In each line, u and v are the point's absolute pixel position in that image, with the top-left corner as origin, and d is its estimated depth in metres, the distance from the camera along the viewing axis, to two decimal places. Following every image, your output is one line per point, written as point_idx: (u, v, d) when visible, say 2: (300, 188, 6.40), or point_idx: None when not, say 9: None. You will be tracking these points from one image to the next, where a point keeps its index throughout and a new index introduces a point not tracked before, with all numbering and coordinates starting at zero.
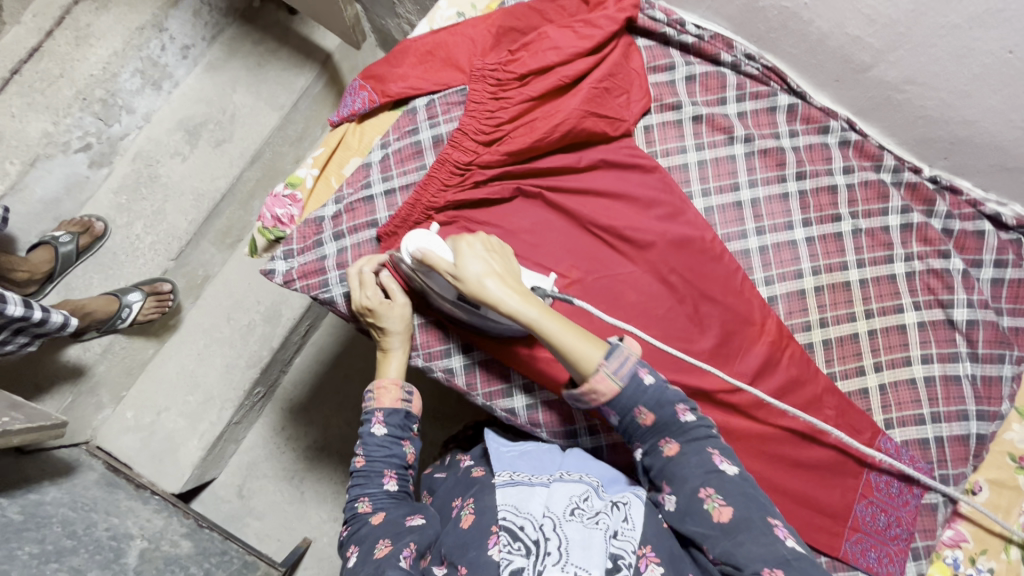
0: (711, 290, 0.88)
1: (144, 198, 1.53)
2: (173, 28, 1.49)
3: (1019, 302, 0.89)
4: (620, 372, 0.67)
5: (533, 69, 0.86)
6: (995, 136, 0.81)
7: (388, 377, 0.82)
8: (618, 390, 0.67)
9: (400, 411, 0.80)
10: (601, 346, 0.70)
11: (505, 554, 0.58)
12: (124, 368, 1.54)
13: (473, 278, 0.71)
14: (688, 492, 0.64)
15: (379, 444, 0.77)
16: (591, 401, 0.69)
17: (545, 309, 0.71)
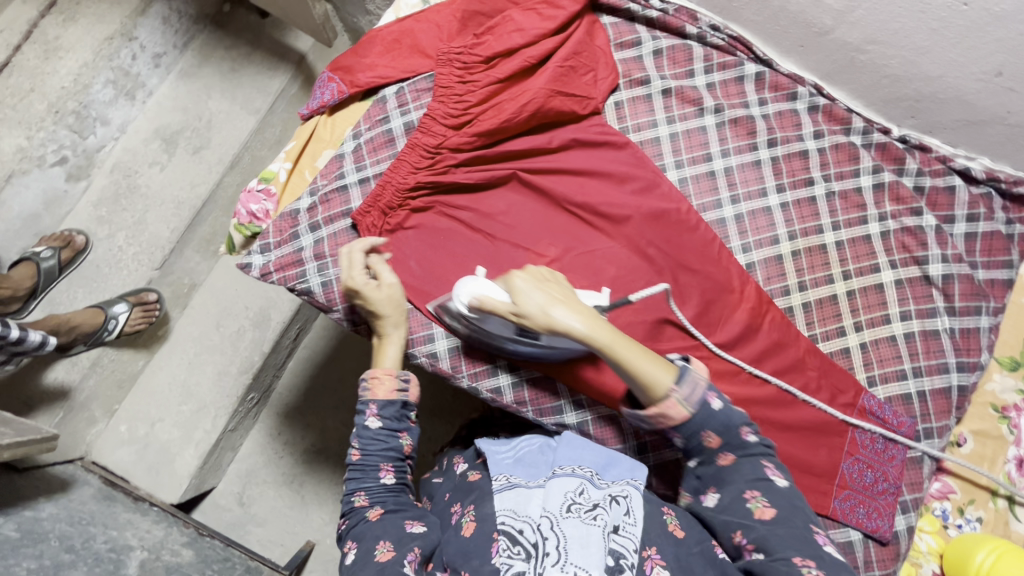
0: (689, 260, 0.89)
1: (124, 210, 1.52)
2: (142, 37, 1.48)
3: (992, 255, 0.90)
4: (689, 395, 0.68)
5: (497, 52, 0.87)
6: (958, 89, 0.82)
7: (383, 368, 0.78)
8: (688, 413, 0.68)
9: (395, 402, 0.76)
10: (668, 369, 0.70)
11: (505, 559, 0.61)
12: (113, 381, 1.53)
13: (539, 313, 0.69)
14: (735, 492, 0.66)
15: (373, 438, 0.75)
16: (655, 422, 0.70)
17: (613, 334, 0.70)
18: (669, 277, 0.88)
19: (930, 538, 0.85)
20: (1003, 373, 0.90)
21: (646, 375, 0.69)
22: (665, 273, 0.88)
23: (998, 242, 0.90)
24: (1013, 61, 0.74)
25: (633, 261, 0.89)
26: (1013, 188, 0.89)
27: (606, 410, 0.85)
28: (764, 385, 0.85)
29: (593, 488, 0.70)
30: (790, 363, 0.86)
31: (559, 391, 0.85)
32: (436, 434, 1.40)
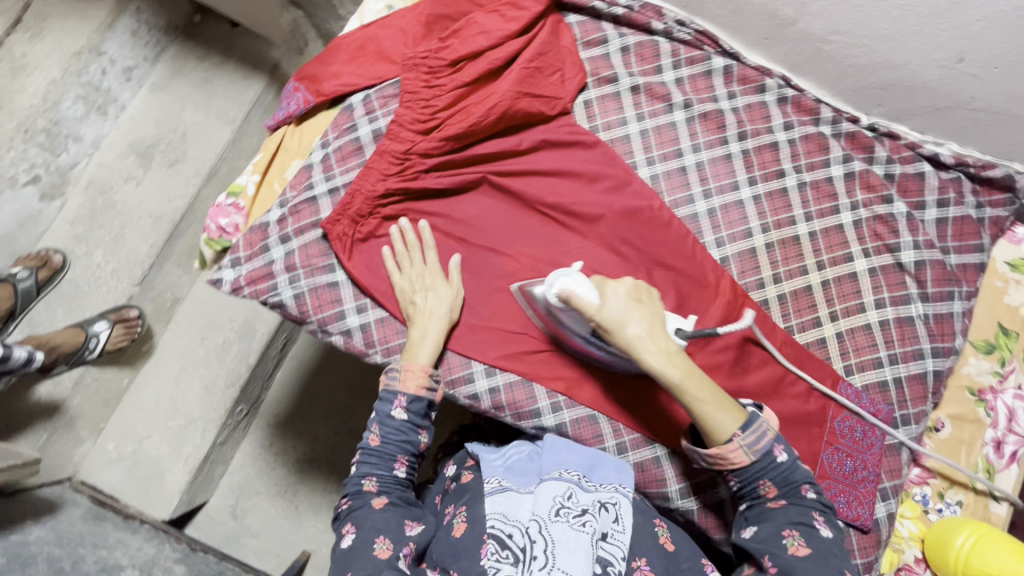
0: (663, 256, 0.89)
1: (102, 226, 1.51)
2: (111, 51, 1.47)
3: (963, 239, 0.91)
4: (753, 446, 0.67)
5: (462, 55, 0.86)
6: (921, 76, 0.82)
7: (417, 362, 0.78)
8: (747, 462, 0.67)
9: (422, 399, 0.77)
10: (738, 416, 0.68)
11: (493, 563, 0.61)
12: (99, 401, 1.50)
13: (621, 332, 0.69)
14: (776, 529, 0.66)
15: (397, 429, 0.76)
16: (711, 463, 0.69)
17: (690, 371, 0.68)
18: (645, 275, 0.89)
19: (911, 523, 0.86)
20: (979, 356, 0.91)
21: (709, 418, 0.67)
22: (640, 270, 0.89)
23: (969, 227, 0.91)
24: (973, 47, 0.74)
25: (608, 259, 0.89)
26: (982, 172, 0.90)
27: (585, 410, 0.84)
28: (743, 378, 0.85)
29: (582, 492, 0.70)
30: (767, 354, 0.86)
31: (537, 394, 0.83)
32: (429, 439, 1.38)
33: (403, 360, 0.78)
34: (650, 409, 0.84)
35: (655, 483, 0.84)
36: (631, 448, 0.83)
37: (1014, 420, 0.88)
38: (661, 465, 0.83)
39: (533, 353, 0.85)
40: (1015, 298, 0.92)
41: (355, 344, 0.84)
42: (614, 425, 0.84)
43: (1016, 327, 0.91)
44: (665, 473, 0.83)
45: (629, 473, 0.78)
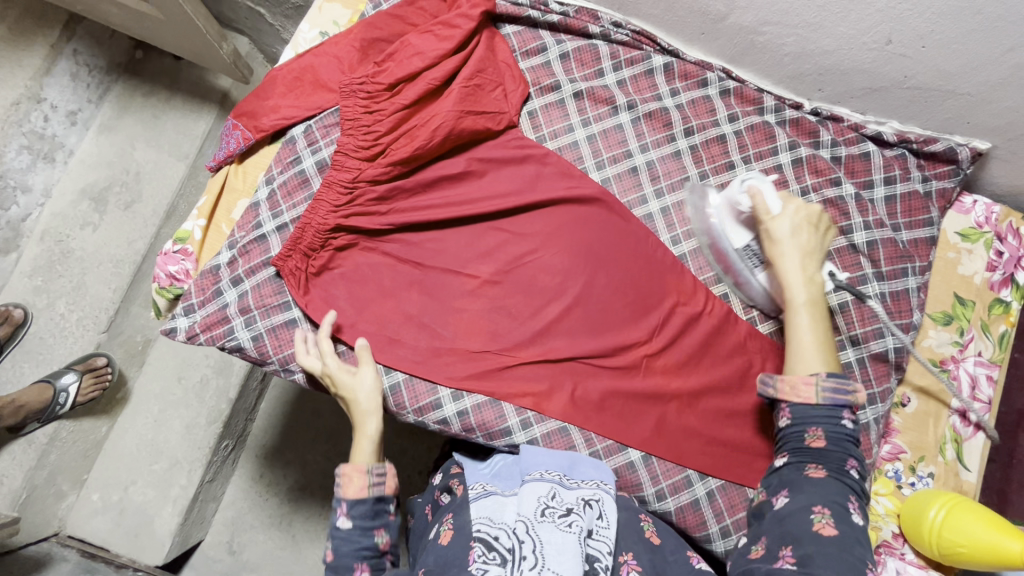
0: (623, 256, 0.88)
1: (61, 275, 1.47)
2: (51, 96, 1.42)
3: (913, 215, 0.92)
4: (829, 393, 0.63)
5: (400, 78, 0.85)
6: (855, 60, 0.83)
7: (355, 462, 0.71)
8: (812, 403, 0.63)
9: (367, 500, 0.69)
10: (830, 366, 0.65)
11: (481, 565, 0.59)
12: (76, 452, 1.44)
13: (780, 236, 0.72)
14: (806, 502, 0.60)
15: (347, 538, 0.68)
16: (777, 390, 0.65)
17: (814, 303, 0.69)
18: (607, 278, 0.88)
19: (887, 500, 0.87)
20: (938, 328, 0.92)
21: (797, 345, 0.67)
22: (603, 275, 0.88)
23: (917, 202, 0.92)
24: (899, 30, 0.75)
25: (568, 266, 0.88)
26: (924, 147, 0.91)
27: (555, 422, 0.84)
28: (709, 373, 0.87)
29: (565, 490, 0.71)
30: (732, 349, 0.87)
31: (506, 412, 0.83)
32: (420, 453, 1.37)
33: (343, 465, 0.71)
34: (618, 412, 0.85)
35: (632, 488, 0.84)
36: (605, 456, 0.84)
37: (976, 388, 0.90)
38: (636, 469, 0.84)
39: (499, 369, 0.84)
40: (968, 268, 0.94)
41: (319, 380, 0.83)
42: (586, 434, 0.84)
43: (971, 296, 0.93)
44: (640, 477, 0.83)
45: (608, 472, 0.78)
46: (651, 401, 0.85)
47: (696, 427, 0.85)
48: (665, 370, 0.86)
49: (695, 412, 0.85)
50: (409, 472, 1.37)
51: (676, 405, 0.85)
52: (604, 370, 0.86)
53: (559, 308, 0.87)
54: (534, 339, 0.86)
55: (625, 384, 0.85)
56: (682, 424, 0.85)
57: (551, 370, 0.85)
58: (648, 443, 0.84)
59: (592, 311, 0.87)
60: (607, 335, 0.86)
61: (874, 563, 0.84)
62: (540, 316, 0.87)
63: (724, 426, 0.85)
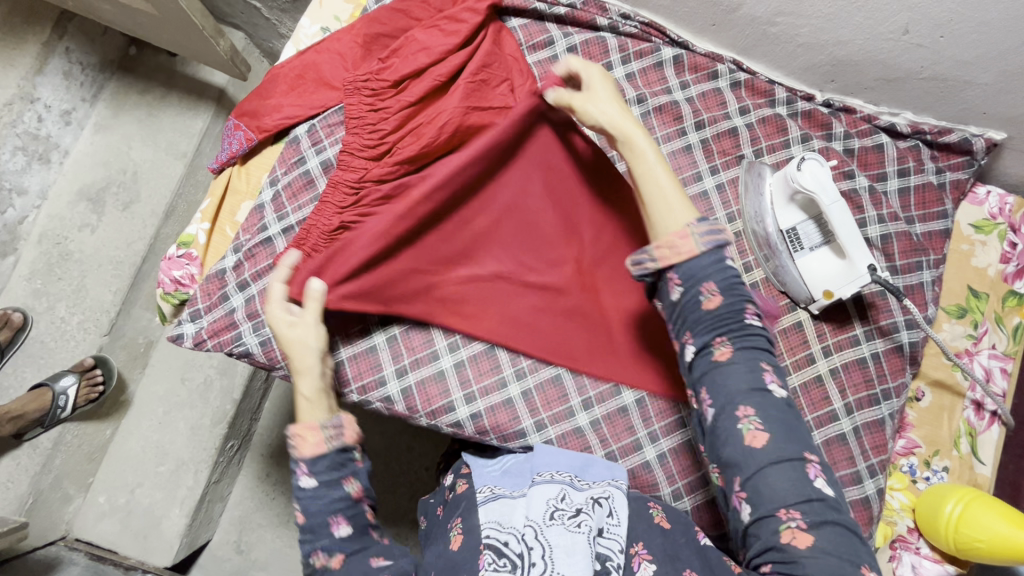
0: (553, 162, 0.82)
1: (60, 278, 1.45)
2: (44, 96, 1.39)
3: (927, 208, 0.91)
4: (705, 239, 0.60)
5: (405, 74, 0.83)
6: (870, 50, 0.81)
7: (305, 421, 0.65)
8: (695, 253, 0.60)
9: (326, 455, 0.63)
10: (694, 211, 0.62)
11: (492, 573, 0.59)
12: (82, 455, 1.44)
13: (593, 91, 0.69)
14: (730, 406, 0.58)
15: (314, 495, 0.63)
16: (656, 259, 0.61)
17: (653, 145, 0.65)
18: (544, 197, 0.83)
19: (901, 495, 0.87)
20: (951, 322, 0.92)
21: (657, 201, 0.63)
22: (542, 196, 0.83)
23: (931, 194, 0.90)
24: (916, 19, 0.73)
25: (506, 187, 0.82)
26: (938, 138, 0.90)
27: (569, 424, 0.83)
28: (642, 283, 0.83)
29: (575, 491, 0.70)
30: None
31: (520, 414, 0.82)
32: (426, 450, 1.37)
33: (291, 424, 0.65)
34: (549, 329, 0.83)
35: (648, 488, 0.83)
36: (621, 457, 0.83)
37: (990, 381, 0.90)
38: (653, 469, 0.83)
39: (428, 289, 0.82)
40: (982, 260, 0.93)
41: None
42: (601, 435, 0.83)
43: (985, 288, 0.92)
44: (657, 477, 0.83)
45: (621, 471, 0.78)
46: (584, 320, 0.84)
47: (632, 347, 0.83)
48: (597, 285, 0.85)
49: (630, 330, 0.83)
50: (415, 468, 1.37)
51: (609, 321, 0.84)
52: (534, 289, 0.84)
53: (487, 221, 0.83)
54: (469, 259, 0.83)
55: (556, 302, 0.84)
56: (615, 341, 0.84)
57: (485, 291, 0.83)
58: (584, 362, 0.83)
59: (527, 233, 0.84)
60: (539, 253, 0.84)
61: (889, 558, 0.85)
62: (471, 237, 0.83)
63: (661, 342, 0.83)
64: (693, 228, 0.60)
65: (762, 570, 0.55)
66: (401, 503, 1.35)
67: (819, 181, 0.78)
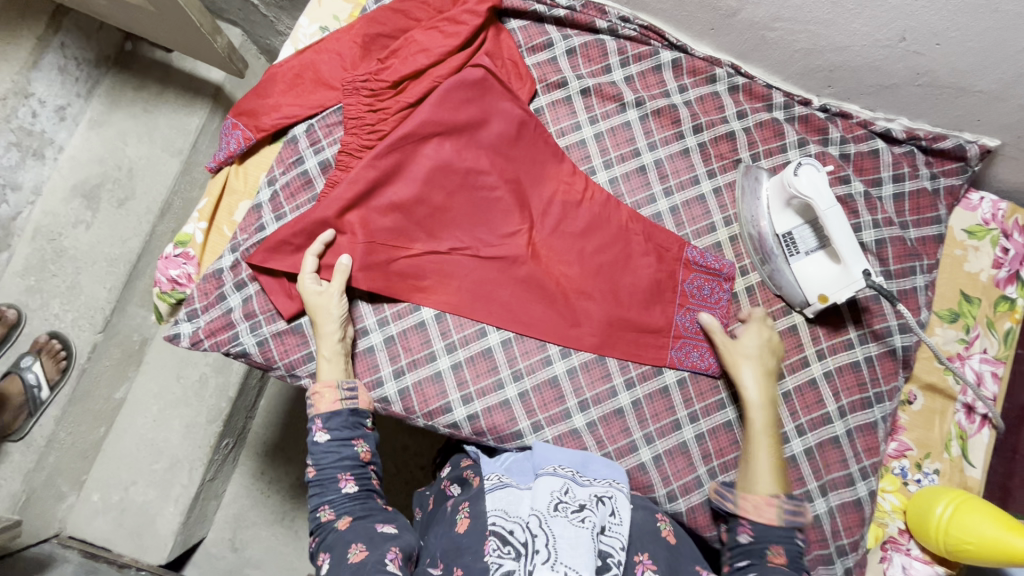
0: (504, 138, 0.85)
1: (54, 275, 1.44)
2: (39, 91, 1.38)
3: (921, 212, 0.91)
4: (787, 515, 0.68)
5: (404, 76, 0.83)
6: (867, 57, 0.82)
7: (325, 380, 0.77)
8: (774, 523, 0.68)
9: (340, 413, 0.75)
10: (781, 486, 0.72)
11: (496, 559, 0.60)
12: (76, 453, 1.43)
13: (739, 355, 0.81)
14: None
15: (327, 450, 0.74)
16: (737, 505, 0.71)
17: (769, 427, 0.76)
18: (492, 169, 0.85)
19: (893, 497, 0.88)
20: (944, 326, 0.92)
21: (756, 467, 0.73)
22: (490, 168, 0.85)
23: (925, 199, 0.91)
24: (914, 26, 0.74)
25: (457, 160, 0.84)
26: (933, 145, 0.91)
27: (566, 425, 0.83)
28: (590, 257, 0.86)
29: (578, 487, 0.70)
30: (616, 232, 0.87)
31: (517, 415, 0.83)
32: (422, 449, 1.37)
33: (312, 385, 0.77)
34: (504, 301, 0.84)
35: (643, 489, 0.84)
36: (617, 458, 0.84)
37: (981, 385, 0.91)
38: (648, 470, 0.84)
39: (385, 263, 0.82)
40: (975, 265, 0.94)
41: None
42: (597, 436, 0.84)
43: (977, 293, 0.93)
44: (652, 479, 0.84)
45: (620, 472, 0.78)
46: (542, 291, 0.85)
47: (588, 313, 0.85)
48: (548, 252, 0.86)
49: (585, 297, 0.85)
50: (411, 467, 1.37)
51: (563, 290, 0.86)
52: (490, 261, 0.84)
53: (443, 197, 0.84)
54: (424, 233, 0.83)
55: (510, 273, 0.85)
56: (574, 309, 0.85)
57: (443, 266, 0.83)
58: (545, 330, 0.84)
59: (479, 207, 0.85)
60: (491, 226, 0.85)
61: (879, 559, 0.86)
62: (428, 213, 0.83)
63: (613, 312, 0.85)
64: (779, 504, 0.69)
65: None
66: (396, 501, 1.36)
67: (813, 187, 0.78)
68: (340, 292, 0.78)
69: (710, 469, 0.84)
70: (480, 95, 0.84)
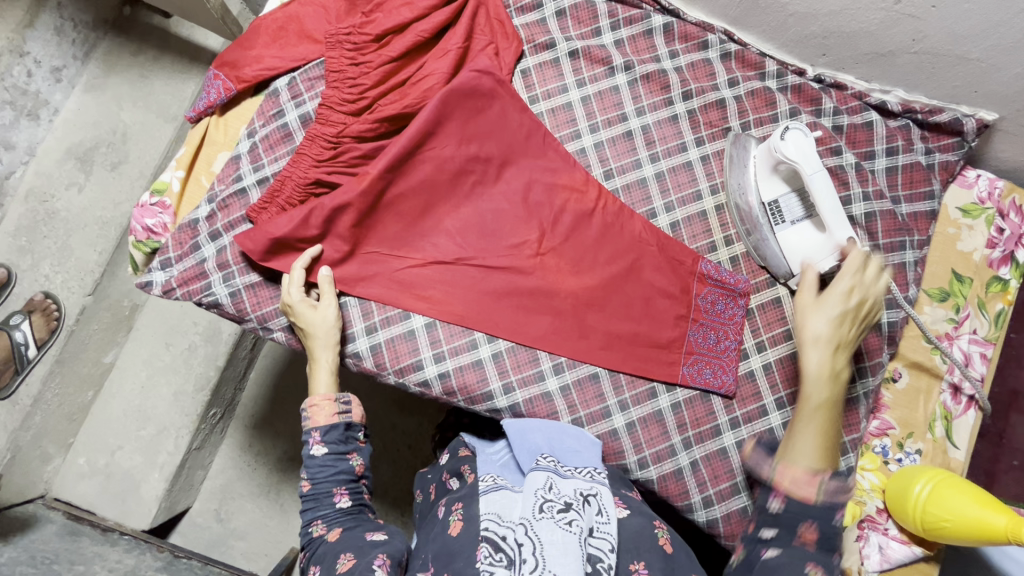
0: (511, 146, 0.85)
1: (46, 237, 1.44)
2: (35, 51, 1.37)
3: (913, 187, 0.89)
4: (829, 495, 0.59)
5: (388, 30, 0.82)
6: (862, 21, 0.79)
7: (320, 393, 0.76)
8: (810, 500, 0.59)
9: (338, 426, 0.75)
10: (830, 464, 0.62)
11: (487, 567, 0.56)
12: (62, 415, 1.43)
13: (825, 304, 0.67)
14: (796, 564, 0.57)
15: (322, 465, 0.74)
16: (776, 473, 0.61)
17: (834, 398, 0.65)
18: (501, 181, 0.85)
19: (873, 475, 0.86)
20: (933, 305, 0.90)
21: (806, 434, 0.63)
22: (497, 178, 0.85)
23: (918, 173, 0.89)
24: None
25: (467, 170, 0.84)
26: (930, 118, 0.88)
27: (538, 388, 0.82)
28: (600, 269, 0.84)
29: (562, 482, 0.66)
30: (629, 242, 0.85)
31: (488, 375, 0.82)
32: (407, 426, 1.36)
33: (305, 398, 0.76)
34: (512, 311, 0.83)
35: (615, 456, 0.83)
36: (588, 423, 0.82)
37: (969, 366, 0.89)
38: (620, 437, 0.83)
39: (393, 272, 0.82)
40: (968, 244, 0.92)
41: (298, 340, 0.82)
42: (569, 401, 0.82)
43: (969, 273, 0.91)
44: (623, 445, 0.83)
45: (598, 450, 0.77)
46: (552, 300, 0.83)
47: (597, 326, 0.83)
48: (557, 263, 0.84)
49: (594, 309, 0.84)
50: (398, 446, 1.36)
51: (575, 302, 0.83)
52: (498, 271, 0.83)
53: (448, 207, 0.84)
54: (430, 243, 0.83)
55: (518, 283, 0.83)
56: (583, 322, 0.83)
57: (450, 276, 0.83)
58: (553, 343, 0.82)
59: (487, 218, 0.84)
60: (499, 237, 0.84)
61: (856, 538, 0.84)
62: (433, 222, 0.84)
63: (624, 327, 0.83)
64: (822, 481, 0.60)
65: None
66: (380, 476, 1.35)
67: (803, 151, 0.76)
68: (332, 306, 0.79)
69: (684, 438, 0.83)
70: (489, 101, 0.83)
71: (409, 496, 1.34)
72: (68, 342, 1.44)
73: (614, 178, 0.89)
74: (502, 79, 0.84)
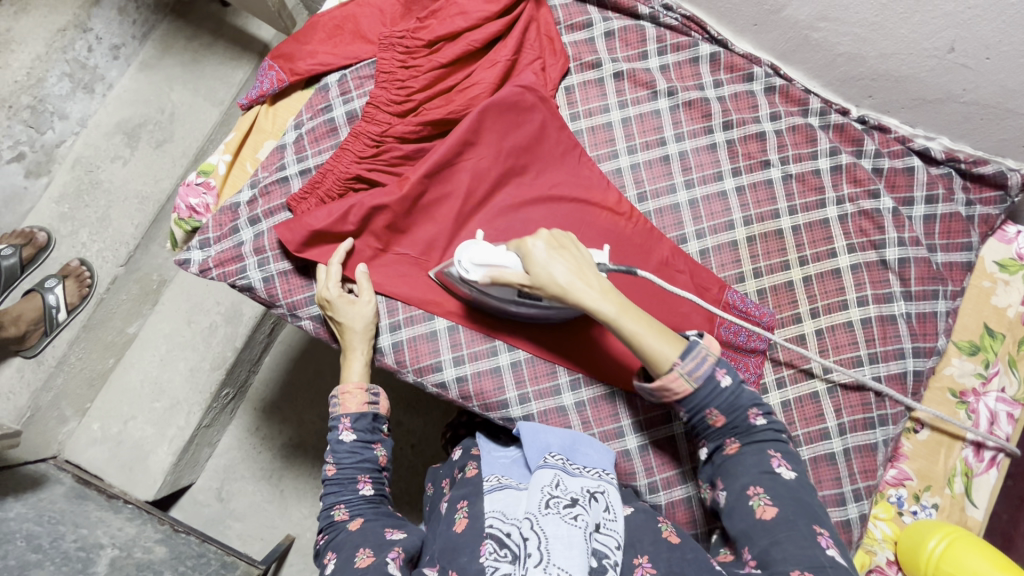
0: (545, 159, 0.86)
1: (87, 206, 1.49)
2: (97, 28, 1.45)
3: (951, 237, 0.88)
4: (694, 376, 0.65)
5: (441, 36, 0.84)
6: (913, 67, 0.79)
7: (353, 382, 0.78)
8: (690, 390, 0.65)
9: (367, 415, 0.77)
10: (678, 345, 0.66)
11: (491, 562, 0.56)
12: (83, 379, 1.45)
13: (549, 281, 0.67)
14: (739, 488, 0.63)
15: (350, 451, 0.75)
16: (657, 396, 0.68)
17: (623, 304, 0.66)
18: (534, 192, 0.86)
19: (885, 525, 0.85)
20: (961, 357, 0.89)
21: (647, 347, 0.65)
22: (529, 190, 0.86)
23: (957, 224, 0.88)
24: (964, 37, 0.71)
25: (502, 180, 0.85)
26: (973, 168, 0.87)
27: (553, 401, 0.83)
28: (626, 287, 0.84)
29: (570, 478, 0.66)
30: (655, 265, 0.85)
31: (505, 384, 0.82)
32: (414, 426, 1.37)
33: (337, 386, 0.78)
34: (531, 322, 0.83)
35: (625, 476, 0.83)
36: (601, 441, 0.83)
37: (994, 424, 0.87)
38: (632, 458, 0.83)
39: (419, 273, 0.84)
40: (1003, 299, 0.90)
41: (323, 329, 0.85)
42: (583, 417, 0.83)
43: (1002, 329, 0.89)
44: (635, 467, 0.83)
45: (611, 456, 0.75)
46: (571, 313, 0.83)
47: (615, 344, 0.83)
48: None
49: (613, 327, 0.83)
50: (403, 443, 1.36)
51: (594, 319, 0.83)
52: None
53: (478, 213, 0.85)
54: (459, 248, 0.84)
55: None
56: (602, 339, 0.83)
57: None
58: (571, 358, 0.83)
59: (516, 227, 0.85)
60: None
61: None
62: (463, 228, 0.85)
63: None
64: (682, 371, 0.65)
65: (747, 564, 0.60)
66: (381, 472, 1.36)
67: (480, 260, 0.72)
68: (369, 302, 0.80)
69: (694, 465, 0.82)
70: (529, 114, 0.85)
71: (408, 495, 1.34)
72: (98, 308, 1.48)
73: (647, 201, 0.90)
74: (546, 96, 0.85)
